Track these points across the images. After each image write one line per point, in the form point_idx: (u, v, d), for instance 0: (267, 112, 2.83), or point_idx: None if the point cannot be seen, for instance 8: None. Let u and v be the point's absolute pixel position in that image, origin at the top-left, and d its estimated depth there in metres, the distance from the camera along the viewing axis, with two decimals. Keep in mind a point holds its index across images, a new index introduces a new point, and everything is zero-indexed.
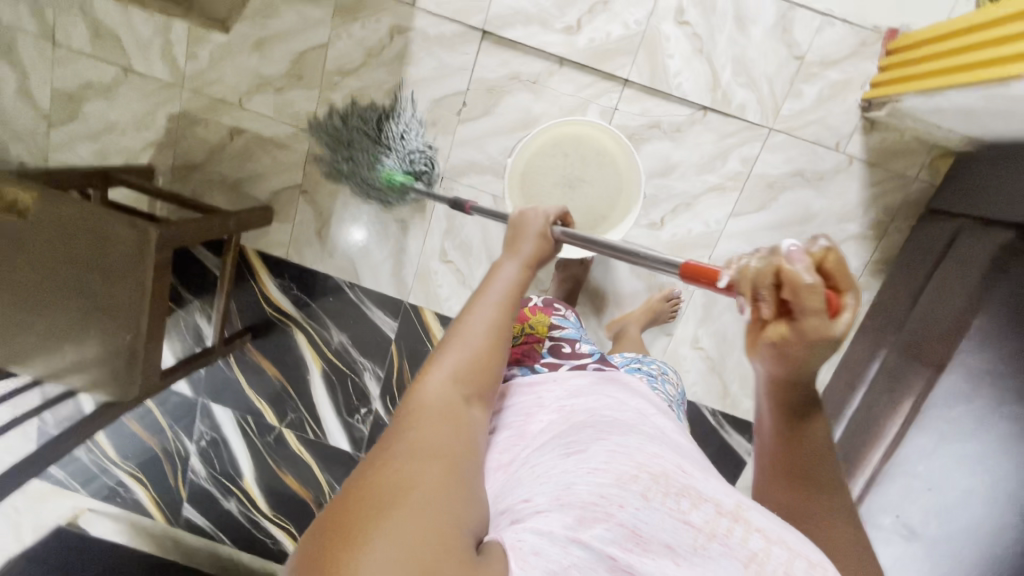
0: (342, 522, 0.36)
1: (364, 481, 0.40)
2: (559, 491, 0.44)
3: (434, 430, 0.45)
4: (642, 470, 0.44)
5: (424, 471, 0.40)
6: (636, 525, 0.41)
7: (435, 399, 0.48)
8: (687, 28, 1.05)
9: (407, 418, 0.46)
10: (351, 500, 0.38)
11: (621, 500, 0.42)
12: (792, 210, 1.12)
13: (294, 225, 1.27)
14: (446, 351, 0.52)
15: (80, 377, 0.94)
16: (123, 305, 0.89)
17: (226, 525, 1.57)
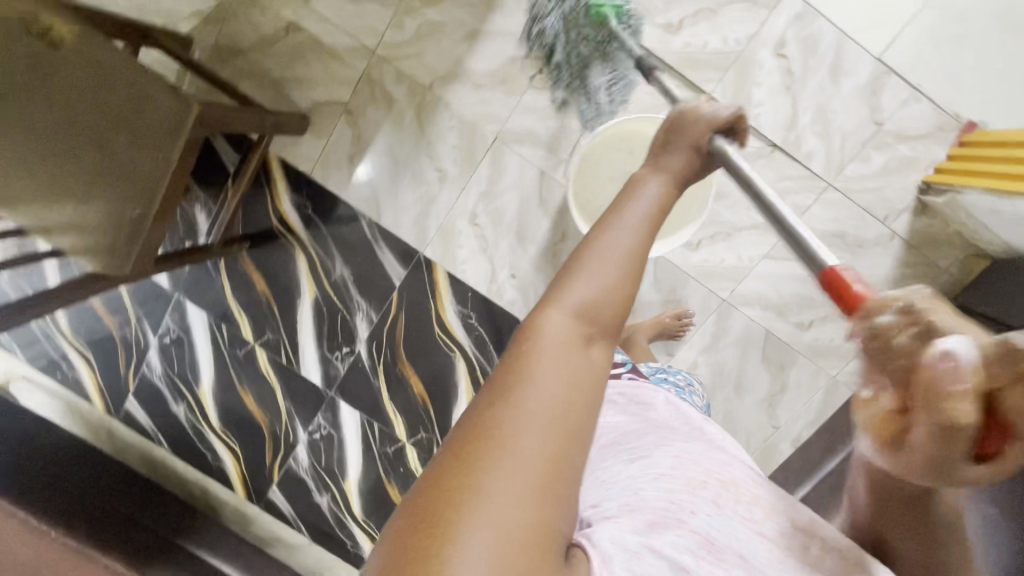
0: (442, 487, 0.35)
1: (470, 437, 0.37)
2: (628, 496, 0.46)
3: (553, 372, 0.40)
4: (710, 477, 0.49)
5: (538, 433, 0.37)
6: (709, 532, 0.44)
7: (557, 333, 0.42)
8: (784, 62, 1.03)
9: (516, 358, 0.41)
10: (455, 458, 0.36)
11: (693, 507, 0.45)
12: None
13: (328, 143, 1.20)
14: (568, 284, 0.45)
15: (70, 240, 0.84)
16: (141, 172, 0.83)
17: (168, 428, 1.50)
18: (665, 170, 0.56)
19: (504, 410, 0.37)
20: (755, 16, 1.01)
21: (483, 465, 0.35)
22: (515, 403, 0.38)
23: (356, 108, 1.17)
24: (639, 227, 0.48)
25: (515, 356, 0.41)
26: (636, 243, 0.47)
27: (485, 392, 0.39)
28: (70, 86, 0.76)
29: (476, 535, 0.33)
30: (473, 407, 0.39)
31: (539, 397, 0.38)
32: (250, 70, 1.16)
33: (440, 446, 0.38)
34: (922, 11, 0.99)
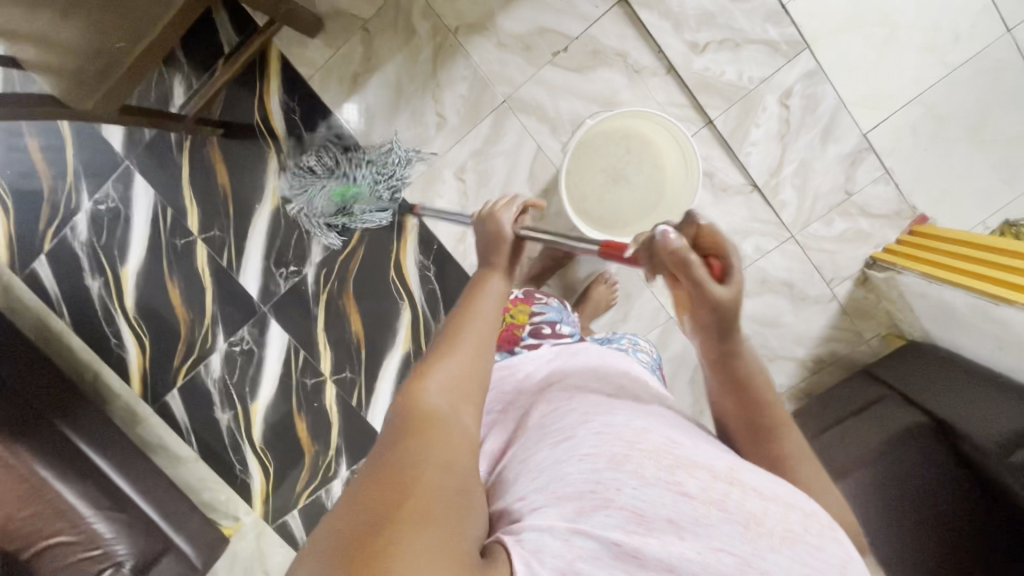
0: (363, 542, 0.35)
1: (384, 494, 0.38)
2: (552, 484, 0.47)
3: (440, 439, 0.44)
4: (634, 449, 0.48)
5: (436, 483, 0.40)
6: (636, 506, 0.44)
7: (434, 407, 0.47)
8: (784, 111, 1.09)
9: (410, 430, 0.44)
10: (369, 516, 0.36)
11: (618, 483, 0.45)
12: (766, 311, 1.21)
13: (336, 54, 1.16)
14: (440, 368, 0.51)
15: (33, 51, 0.77)
16: (138, 7, 0.78)
17: (74, 301, 1.37)
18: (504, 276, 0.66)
19: (414, 468, 0.40)
20: (772, 62, 1.07)
21: (400, 511, 0.36)
22: (420, 460, 0.41)
23: (374, 28, 1.14)
24: (485, 325, 0.58)
25: (408, 428, 0.44)
26: (486, 337, 0.57)
27: (384, 462, 0.41)
28: None
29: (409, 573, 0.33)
30: (373, 472, 0.40)
31: (437, 451, 0.42)
32: None
33: (343, 519, 0.37)
34: (910, 105, 1.08)
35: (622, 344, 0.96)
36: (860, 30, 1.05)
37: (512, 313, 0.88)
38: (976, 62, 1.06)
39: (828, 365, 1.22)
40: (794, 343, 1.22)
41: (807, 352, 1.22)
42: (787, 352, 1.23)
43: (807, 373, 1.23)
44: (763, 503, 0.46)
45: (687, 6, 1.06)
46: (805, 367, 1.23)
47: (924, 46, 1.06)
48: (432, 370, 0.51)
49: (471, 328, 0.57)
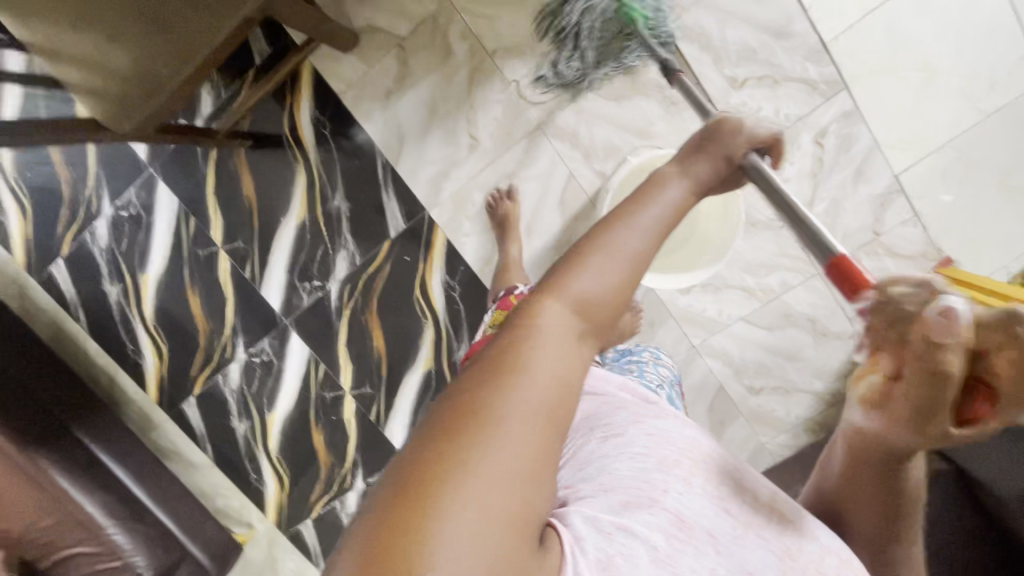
0: (422, 482, 0.33)
1: (464, 431, 0.35)
2: (601, 475, 0.49)
3: (544, 373, 0.38)
4: (683, 457, 0.51)
5: (523, 435, 0.35)
6: (679, 511, 0.46)
7: (548, 333, 0.40)
8: (819, 150, 1.10)
9: (503, 358, 0.38)
10: (433, 455, 0.34)
11: (666, 485, 0.47)
12: (788, 343, 1.23)
13: (369, 71, 1.14)
14: (562, 291, 0.41)
15: (81, 75, 0.76)
16: (185, 33, 0.74)
17: (92, 307, 1.36)
18: (690, 177, 0.51)
19: (490, 412, 0.35)
20: (810, 100, 1.07)
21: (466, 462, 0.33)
22: (499, 403, 0.36)
23: (411, 46, 1.12)
24: (643, 238, 0.45)
25: (503, 355, 0.38)
26: (638, 255, 0.44)
27: (466, 387, 0.37)
28: None
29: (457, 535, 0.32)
30: (452, 401, 0.36)
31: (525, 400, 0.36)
32: None
33: (417, 439, 0.36)
34: (943, 149, 1.09)
35: (642, 357, 0.99)
36: (899, 73, 1.06)
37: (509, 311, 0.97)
38: (1011, 110, 1.07)
39: (845, 398, 1.24)
40: (813, 375, 1.24)
41: (825, 384, 1.24)
42: (806, 384, 1.25)
43: (823, 404, 1.26)
44: (804, 544, 0.51)
45: (729, 41, 1.05)
46: (821, 399, 1.25)
47: (961, 91, 1.06)
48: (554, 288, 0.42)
49: (620, 236, 0.44)
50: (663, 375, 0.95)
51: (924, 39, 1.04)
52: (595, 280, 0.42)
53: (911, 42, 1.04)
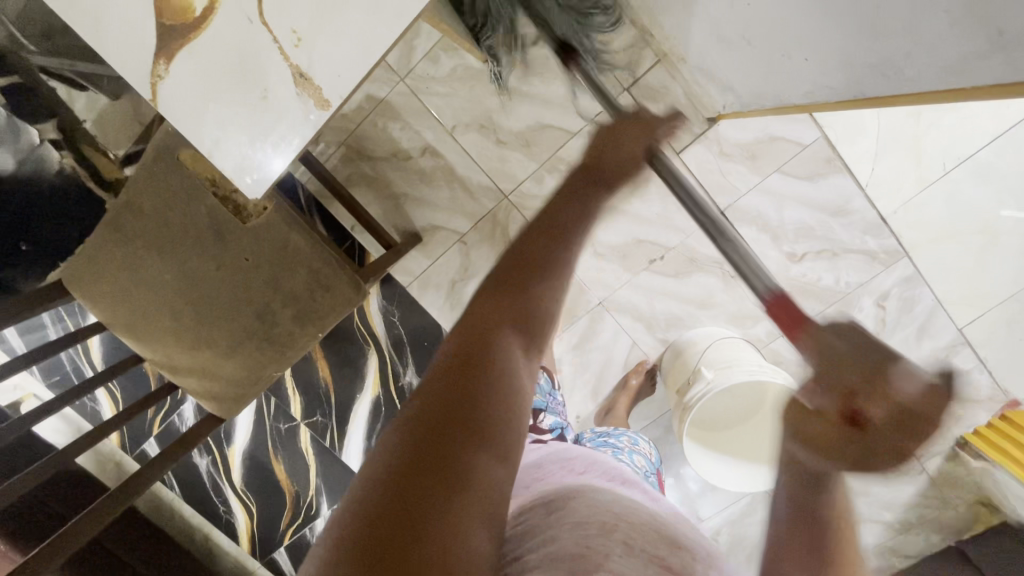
0: (435, 484, 0.35)
1: (430, 451, 0.37)
2: (541, 545, 0.45)
3: (489, 385, 0.42)
4: (622, 522, 0.48)
5: (476, 454, 0.38)
6: (625, 574, 0.43)
7: (500, 356, 0.44)
8: (881, 311, 1.12)
9: (466, 368, 0.42)
10: (421, 453, 0.37)
11: (607, 550, 0.45)
12: (855, 481, 1.26)
13: (433, 262, 1.20)
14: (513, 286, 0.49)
15: (196, 379, 0.81)
16: (288, 341, 0.78)
17: (183, 477, 1.42)
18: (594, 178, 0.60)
19: (474, 399, 0.40)
20: (870, 268, 1.09)
21: (467, 453, 0.37)
22: (457, 435, 0.38)
23: (472, 240, 1.17)
24: (579, 233, 0.56)
25: (471, 358, 0.43)
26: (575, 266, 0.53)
27: (419, 427, 0.38)
28: (243, 252, 0.74)
29: (471, 518, 0.35)
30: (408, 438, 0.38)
31: (493, 394, 0.41)
32: (372, 176, 1.14)
33: (395, 442, 0.38)
34: (1006, 302, 1.08)
35: (619, 443, 1.02)
36: (959, 238, 1.05)
37: None
38: None
39: (916, 528, 1.27)
40: (882, 508, 1.27)
41: (895, 516, 1.27)
42: (875, 516, 1.28)
43: (894, 533, 1.28)
44: None
45: (786, 220, 1.07)
46: (891, 528, 1.28)
47: None
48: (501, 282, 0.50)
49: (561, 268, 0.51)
50: (640, 465, 0.96)
51: (986, 206, 1.02)
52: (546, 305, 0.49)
53: (971, 210, 1.03)
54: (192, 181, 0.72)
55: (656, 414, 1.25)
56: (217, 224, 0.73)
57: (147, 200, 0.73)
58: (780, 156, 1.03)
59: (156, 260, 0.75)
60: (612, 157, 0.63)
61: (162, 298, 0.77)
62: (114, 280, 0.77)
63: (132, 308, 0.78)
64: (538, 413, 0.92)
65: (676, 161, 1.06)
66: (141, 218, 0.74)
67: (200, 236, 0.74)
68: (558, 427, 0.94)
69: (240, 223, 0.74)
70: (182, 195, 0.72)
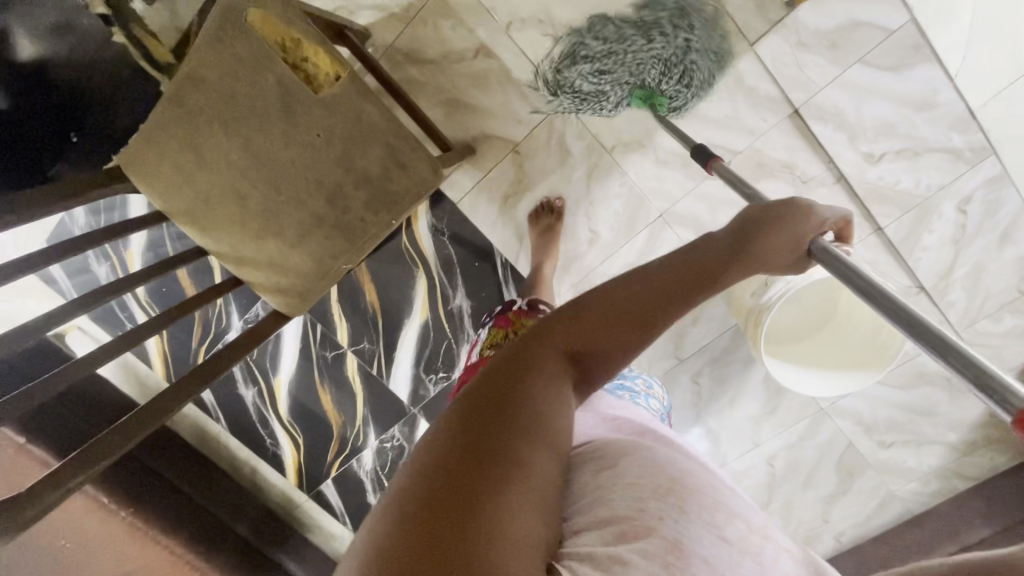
0: (488, 468, 0.39)
1: (488, 443, 0.41)
2: (597, 506, 0.46)
3: (543, 393, 0.45)
4: (673, 482, 0.47)
5: (526, 450, 0.41)
6: (677, 538, 0.42)
7: (545, 364, 0.47)
8: (962, 217, 1.06)
9: (519, 374, 0.46)
10: (468, 447, 0.40)
11: (659, 513, 0.43)
12: (919, 401, 1.22)
13: (486, 175, 1.16)
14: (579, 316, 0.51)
15: (262, 271, 0.78)
16: (357, 229, 0.75)
17: (231, 410, 1.34)
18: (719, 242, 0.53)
19: (523, 403, 0.44)
20: (953, 169, 1.02)
21: (514, 455, 0.40)
22: (512, 434, 0.42)
23: (526, 150, 1.12)
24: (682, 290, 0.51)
25: (521, 370, 0.46)
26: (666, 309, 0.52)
27: (479, 422, 0.42)
28: (314, 128, 0.70)
29: (523, 506, 0.39)
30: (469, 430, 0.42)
31: (544, 402, 0.45)
32: (422, 82, 1.09)
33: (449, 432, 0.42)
34: None
35: (635, 386, 1.02)
36: None
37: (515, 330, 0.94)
38: None
39: (981, 448, 1.23)
40: (947, 428, 1.23)
41: (961, 436, 1.23)
42: (939, 436, 1.24)
43: (957, 455, 1.25)
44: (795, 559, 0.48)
45: (865, 116, 1.00)
46: (956, 449, 1.24)
47: None
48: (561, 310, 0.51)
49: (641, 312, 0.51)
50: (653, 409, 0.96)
51: None
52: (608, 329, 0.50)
53: None
54: (262, 45, 0.67)
55: (714, 333, 1.22)
56: (289, 94, 0.69)
57: (209, 69, 0.67)
58: (864, 44, 0.95)
59: (220, 141, 0.71)
60: (756, 235, 0.53)
61: (226, 181, 0.73)
62: (175, 163, 0.72)
63: (195, 195, 0.74)
64: None
65: (749, 54, 0.99)
66: (203, 90, 0.69)
67: (268, 109, 0.69)
68: None
69: (312, 95, 0.69)
70: (251, 65, 0.67)
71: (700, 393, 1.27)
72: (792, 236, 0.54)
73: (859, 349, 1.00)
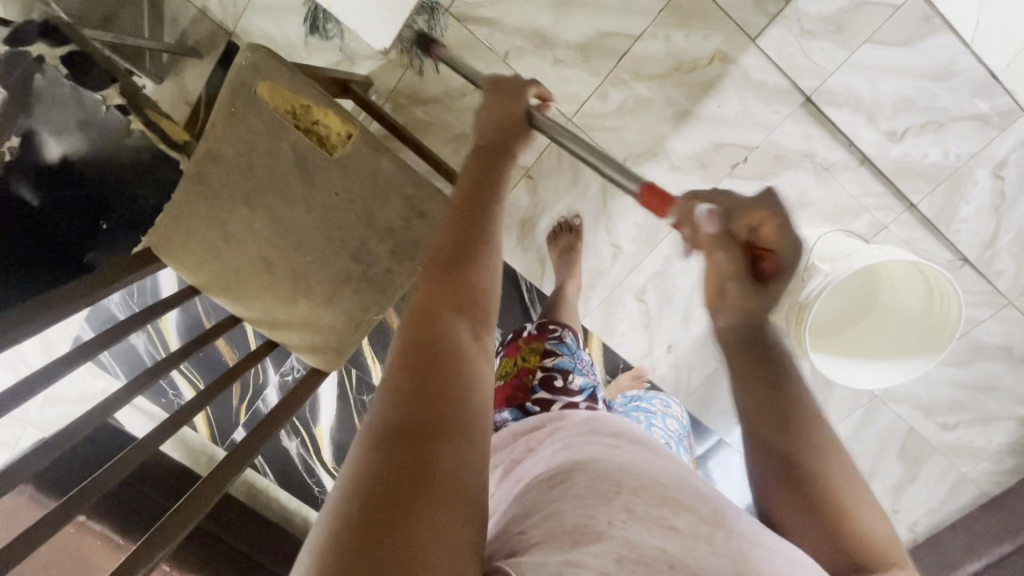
0: (403, 472, 0.33)
1: (401, 440, 0.35)
2: (551, 519, 0.43)
3: (448, 356, 0.40)
4: (620, 486, 0.44)
5: (439, 432, 0.35)
6: (629, 537, 0.40)
7: (444, 323, 0.42)
8: (998, 182, 1.01)
9: (416, 350, 0.40)
10: (389, 478, 0.33)
11: (609, 516, 0.41)
12: (980, 377, 1.16)
13: (500, 203, 1.15)
14: (450, 265, 0.47)
15: (298, 332, 0.79)
16: (386, 282, 0.75)
17: (278, 462, 1.37)
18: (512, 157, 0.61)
19: (431, 398, 0.37)
20: (982, 135, 0.99)
21: (429, 447, 0.35)
22: (427, 419, 0.36)
23: (537, 173, 1.12)
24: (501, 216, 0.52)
25: (418, 344, 0.40)
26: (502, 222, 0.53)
27: (385, 418, 0.36)
28: (331, 187, 0.70)
29: (448, 502, 0.33)
30: (380, 434, 0.35)
31: (453, 368, 0.39)
32: (427, 121, 1.10)
33: (365, 463, 0.34)
34: None
35: (651, 406, 1.03)
36: None
37: (524, 357, 0.91)
38: None
39: None
40: (1012, 401, 1.17)
41: None
42: (1005, 411, 1.18)
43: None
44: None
45: (881, 94, 0.98)
46: None
47: None
48: (440, 261, 0.48)
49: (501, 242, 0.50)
50: (670, 429, 0.96)
51: None
52: (486, 271, 0.47)
53: None
54: (274, 117, 0.68)
55: None
56: (304, 159, 0.70)
57: (227, 145, 0.69)
58: (871, 23, 0.93)
59: (244, 213, 0.72)
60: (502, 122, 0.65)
61: (254, 250, 0.74)
62: (204, 240, 0.74)
63: (226, 268, 0.75)
64: (566, 375, 0.86)
65: (753, 49, 0.97)
66: (223, 166, 0.70)
67: (285, 174, 0.70)
68: (590, 387, 0.87)
69: (328, 158, 0.70)
70: (265, 137, 0.69)
71: None
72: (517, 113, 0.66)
73: (912, 334, 0.97)
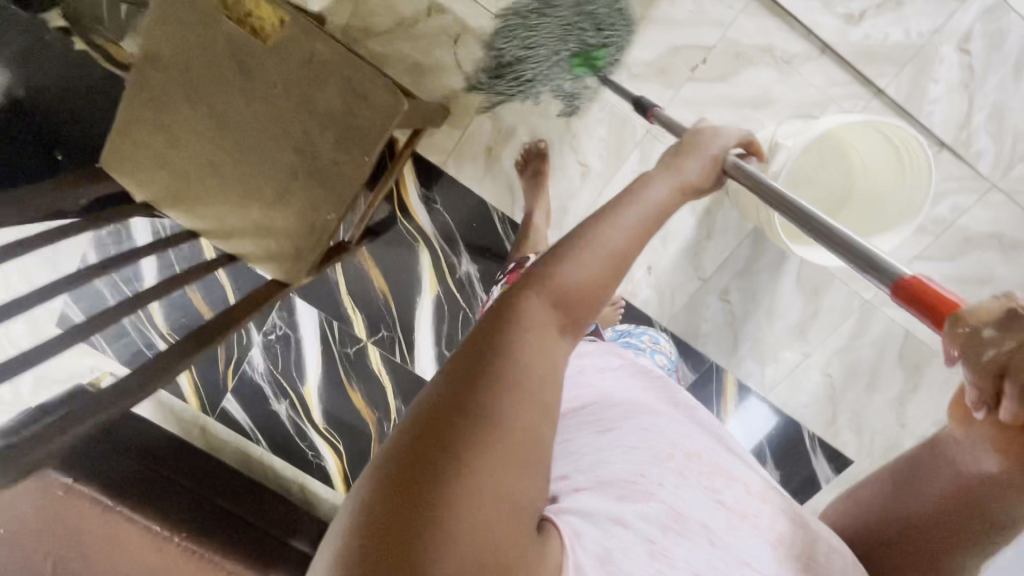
0: (449, 435, 0.35)
1: (456, 405, 0.36)
2: (593, 469, 0.48)
3: (522, 348, 0.40)
4: (675, 451, 0.50)
5: (505, 416, 0.36)
6: (675, 504, 0.46)
7: (528, 315, 0.42)
8: (965, 57, 0.99)
9: (496, 330, 0.40)
10: (431, 424, 0.35)
11: (659, 479, 0.47)
12: (974, 269, 1.12)
13: (465, 133, 1.15)
14: (545, 263, 0.46)
15: (255, 241, 0.78)
16: (335, 175, 0.73)
17: (269, 427, 1.34)
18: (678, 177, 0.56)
19: (494, 366, 0.38)
20: (942, 9, 0.97)
21: (481, 425, 0.35)
22: (490, 399, 0.36)
23: (497, 98, 1.12)
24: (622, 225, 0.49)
25: (495, 325, 0.41)
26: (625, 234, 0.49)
27: (451, 382, 0.37)
28: (271, 78, 0.70)
29: (488, 486, 0.34)
30: (442, 398, 0.36)
31: (520, 356, 0.39)
32: (382, 54, 1.10)
33: (410, 420, 0.37)
34: None
35: (641, 342, 1.00)
36: None
37: None
38: None
39: None
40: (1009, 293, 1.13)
41: None
42: None
43: None
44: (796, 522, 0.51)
45: None
46: None
47: None
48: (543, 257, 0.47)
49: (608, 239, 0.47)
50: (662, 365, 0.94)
51: None
52: (577, 268, 0.45)
53: None
54: (206, 9, 0.68)
55: (732, 245, 1.17)
56: (240, 51, 0.69)
57: (166, 45, 0.70)
58: None
59: (189, 116, 0.72)
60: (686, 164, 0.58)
61: (202, 154, 0.74)
62: (153, 149, 0.74)
63: (177, 177, 0.75)
64: None
65: None
66: (164, 68, 0.71)
67: (224, 69, 0.70)
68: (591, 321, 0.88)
69: (263, 47, 0.69)
70: (201, 31, 0.69)
71: (734, 312, 1.21)
72: (712, 166, 0.59)
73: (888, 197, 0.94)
